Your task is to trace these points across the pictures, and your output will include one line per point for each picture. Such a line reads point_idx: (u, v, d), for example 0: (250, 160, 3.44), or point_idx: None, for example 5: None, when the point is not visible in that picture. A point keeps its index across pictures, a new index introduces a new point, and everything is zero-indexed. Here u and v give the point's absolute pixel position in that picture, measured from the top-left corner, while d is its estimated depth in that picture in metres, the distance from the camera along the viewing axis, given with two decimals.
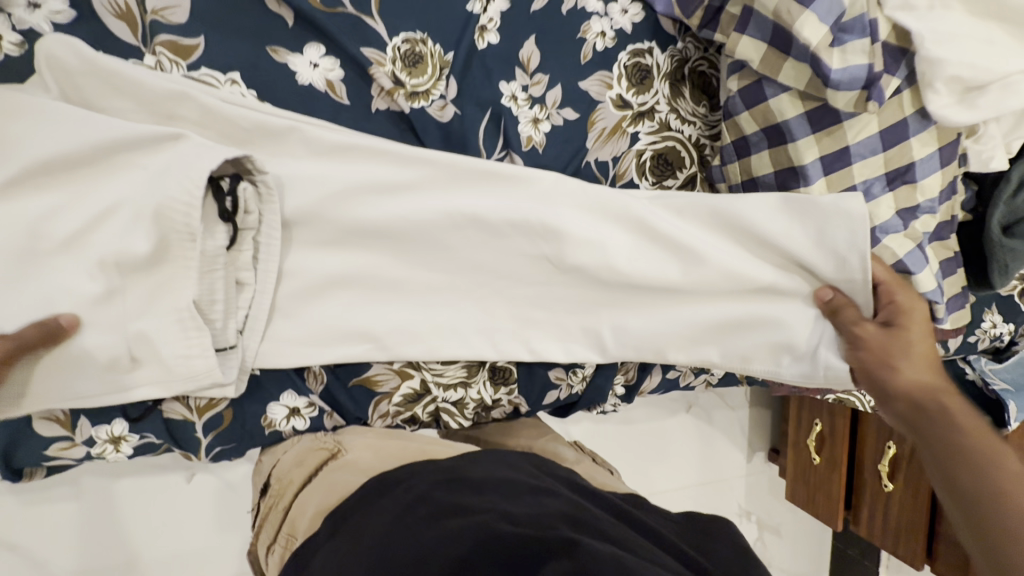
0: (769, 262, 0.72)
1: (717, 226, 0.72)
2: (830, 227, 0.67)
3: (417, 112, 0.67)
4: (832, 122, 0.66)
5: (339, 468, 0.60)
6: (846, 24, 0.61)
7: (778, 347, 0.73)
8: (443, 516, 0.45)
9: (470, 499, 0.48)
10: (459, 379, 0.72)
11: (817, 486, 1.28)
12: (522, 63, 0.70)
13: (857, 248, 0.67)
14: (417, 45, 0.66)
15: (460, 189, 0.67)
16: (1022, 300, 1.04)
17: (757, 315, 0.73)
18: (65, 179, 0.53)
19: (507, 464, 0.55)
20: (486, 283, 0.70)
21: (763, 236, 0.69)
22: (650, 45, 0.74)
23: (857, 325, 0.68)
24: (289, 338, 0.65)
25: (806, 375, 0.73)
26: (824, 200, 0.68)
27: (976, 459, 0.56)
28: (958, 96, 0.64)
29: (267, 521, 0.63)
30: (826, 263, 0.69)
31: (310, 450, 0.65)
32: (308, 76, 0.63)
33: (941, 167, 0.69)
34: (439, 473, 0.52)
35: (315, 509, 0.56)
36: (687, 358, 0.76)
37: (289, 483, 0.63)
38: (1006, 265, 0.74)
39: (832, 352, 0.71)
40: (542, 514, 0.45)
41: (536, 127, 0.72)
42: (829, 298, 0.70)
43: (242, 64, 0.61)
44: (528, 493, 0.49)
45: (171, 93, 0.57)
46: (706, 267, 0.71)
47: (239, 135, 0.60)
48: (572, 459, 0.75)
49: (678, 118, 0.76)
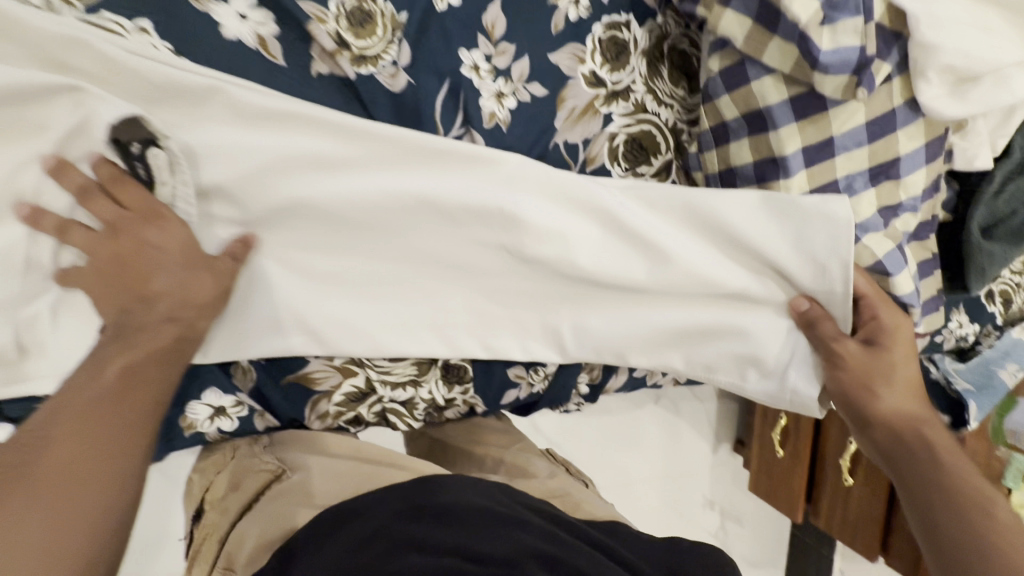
0: (744, 266, 0.68)
1: (692, 225, 0.67)
2: (809, 231, 0.64)
3: (364, 80, 0.60)
4: (817, 110, 0.62)
5: (281, 497, 0.58)
6: (838, 1, 0.57)
7: (744, 359, 0.70)
8: (404, 551, 0.44)
9: (434, 531, 0.47)
10: (409, 377, 0.66)
11: (780, 478, 1.29)
12: (485, 30, 0.63)
13: (838, 255, 0.64)
14: (364, 2, 0.58)
15: (411, 168, 0.59)
16: (987, 301, 1.04)
17: (728, 325, 0.69)
18: None
19: (478, 491, 0.53)
20: (438, 274, 0.64)
21: (739, 239, 0.65)
22: (627, 18, 0.68)
23: (836, 342, 0.66)
24: (214, 331, 0.58)
25: (772, 394, 0.71)
26: (805, 201, 0.63)
27: (954, 492, 0.62)
28: (950, 88, 0.61)
29: (203, 550, 0.61)
30: (804, 271, 0.66)
31: (249, 471, 0.63)
32: (236, 30, 0.55)
33: (926, 163, 0.65)
34: (404, 499, 0.51)
35: (256, 541, 0.55)
36: (648, 363, 0.72)
37: (226, 510, 0.62)
38: (983, 269, 0.72)
39: (800, 374, 0.70)
40: (512, 554, 0.45)
41: (500, 103, 0.65)
42: (805, 309, 0.67)
43: (154, 10, 0.52)
44: (495, 524, 0.48)
45: (63, 38, 0.48)
46: (676, 270, 0.66)
47: (151, 93, 0.51)
48: (545, 472, 0.73)
49: (655, 100, 0.70)
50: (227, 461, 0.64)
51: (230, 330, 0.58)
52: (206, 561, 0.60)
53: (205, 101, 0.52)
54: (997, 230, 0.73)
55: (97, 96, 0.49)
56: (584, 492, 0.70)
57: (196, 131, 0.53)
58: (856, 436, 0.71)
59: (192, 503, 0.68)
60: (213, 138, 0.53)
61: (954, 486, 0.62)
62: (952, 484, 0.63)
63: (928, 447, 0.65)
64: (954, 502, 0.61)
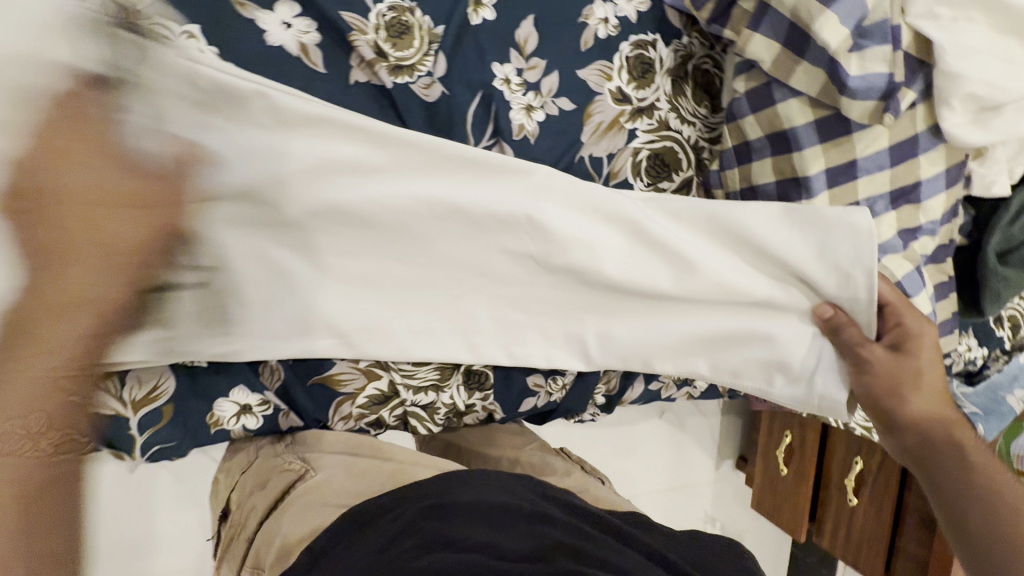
0: (765, 272, 0.69)
1: (712, 235, 0.68)
2: (831, 238, 0.65)
3: (400, 89, 0.61)
4: (841, 133, 0.64)
5: (312, 494, 0.57)
6: (866, 29, 0.59)
7: (770, 365, 0.71)
8: (430, 549, 0.43)
9: (460, 529, 0.46)
10: (431, 382, 0.67)
11: (783, 496, 1.28)
12: (518, 45, 0.65)
13: (862, 264, 0.65)
14: (403, 14, 0.60)
15: (442, 176, 0.61)
16: (995, 326, 1.05)
17: (752, 332, 0.70)
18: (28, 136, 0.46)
19: (500, 488, 0.53)
20: (465, 280, 0.65)
21: (762, 246, 0.66)
22: (654, 38, 0.70)
23: (864, 347, 0.66)
24: (237, 332, 0.58)
25: (799, 400, 0.71)
26: (829, 212, 0.65)
27: (981, 491, 0.61)
28: (973, 115, 0.62)
29: (229, 551, 0.59)
30: (828, 280, 0.67)
31: (275, 471, 0.61)
32: (279, 37, 0.57)
33: (946, 187, 0.67)
34: (426, 499, 0.50)
35: (286, 538, 0.52)
36: (673, 369, 0.72)
37: (252, 509, 0.60)
38: (999, 293, 0.73)
39: (827, 379, 0.70)
40: (541, 549, 0.44)
41: (529, 115, 0.66)
42: (829, 316, 0.67)
43: (201, 15, 0.54)
44: (522, 521, 0.48)
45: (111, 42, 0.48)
46: (703, 280, 0.67)
47: (191, 96, 0.52)
48: (562, 471, 0.73)
49: (678, 118, 0.72)
50: (251, 461, 0.64)
51: (255, 332, 0.59)
52: (233, 561, 0.58)
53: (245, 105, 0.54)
54: (1013, 256, 0.74)
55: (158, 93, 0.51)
56: (604, 489, 0.70)
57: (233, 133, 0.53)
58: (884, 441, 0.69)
59: (217, 506, 0.68)
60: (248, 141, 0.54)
61: (982, 485, 0.61)
62: (980, 486, 0.61)
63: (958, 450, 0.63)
64: (986, 501, 0.61)
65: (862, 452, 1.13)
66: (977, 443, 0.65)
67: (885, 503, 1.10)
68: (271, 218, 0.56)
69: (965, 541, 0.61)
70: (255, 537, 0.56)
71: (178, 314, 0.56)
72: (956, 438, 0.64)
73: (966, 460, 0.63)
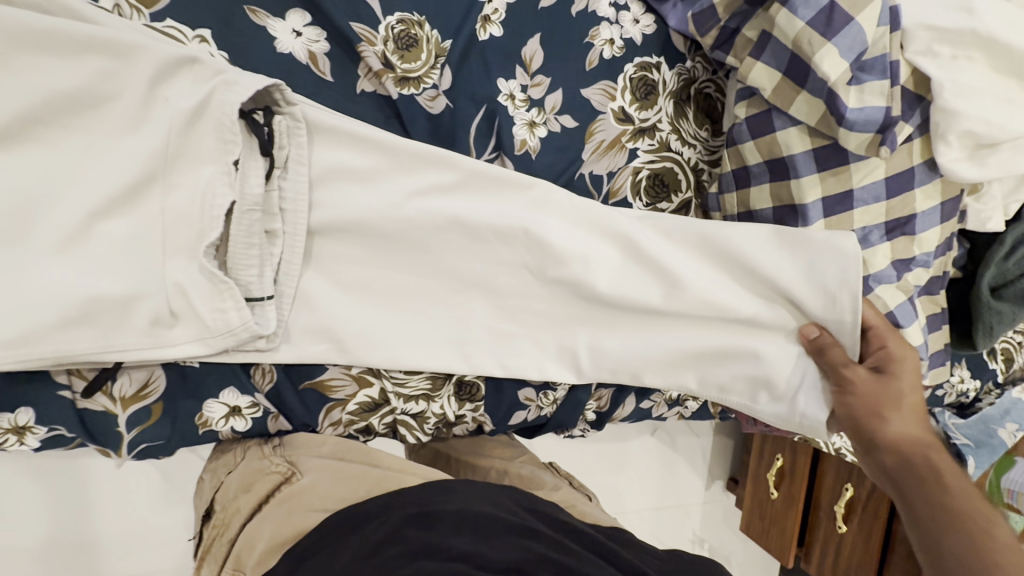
0: (754, 292, 0.69)
1: (706, 256, 0.69)
2: (819, 262, 0.65)
3: (406, 100, 0.62)
4: (839, 163, 0.64)
5: (294, 500, 0.55)
6: (866, 63, 0.60)
7: (755, 381, 0.70)
8: (414, 559, 0.43)
9: (441, 535, 0.46)
10: (422, 391, 0.67)
11: (772, 519, 1.28)
12: (524, 61, 0.66)
13: (847, 287, 0.65)
14: (412, 27, 0.61)
15: (442, 188, 0.62)
16: (990, 359, 1.05)
17: (740, 348, 0.70)
18: (56, 132, 0.49)
19: (485, 495, 0.52)
20: (460, 290, 0.65)
21: (750, 266, 0.67)
22: (658, 60, 0.71)
23: (847, 367, 0.65)
24: (198, 336, 0.52)
25: (782, 417, 0.70)
26: (818, 235, 0.65)
27: (960, 519, 0.54)
28: (970, 152, 0.63)
29: (209, 554, 0.57)
30: (815, 300, 0.67)
31: (259, 473, 0.60)
32: (289, 44, 0.58)
33: (940, 222, 0.68)
34: (410, 505, 0.49)
35: (268, 541, 0.51)
36: (664, 383, 0.72)
37: (235, 511, 0.58)
38: (991, 327, 0.74)
39: (810, 399, 0.68)
40: (521, 558, 0.44)
41: (531, 131, 0.67)
42: (814, 336, 0.67)
43: (214, 21, 0.55)
44: (506, 528, 0.48)
45: (121, 36, 0.49)
46: (691, 295, 0.67)
47: (189, 93, 0.51)
48: (551, 486, 0.71)
49: (679, 139, 0.73)
50: (238, 461, 0.63)
51: (223, 344, 0.53)
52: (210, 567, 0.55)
53: (248, 112, 0.54)
54: (1006, 291, 0.74)
55: (167, 90, 0.51)
56: (590, 506, 0.68)
57: (219, 132, 0.51)
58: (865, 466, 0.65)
59: (201, 506, 0.67)
60: (248, 145, 0.54)
61: (958, 511, 0.55)
62: (961, 514, 0.54)
63: (937, 476, 0.58)
64: (958, 528, 0.53)
65: (853, 480, 1.12)
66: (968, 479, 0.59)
67: (873, 531, 1.09)
68: (255, 220, 0.54)
69: None
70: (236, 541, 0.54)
71: (130, 316, 0.51)
72: (939, 466, 0.59)
73: (944, 486, 0.57)
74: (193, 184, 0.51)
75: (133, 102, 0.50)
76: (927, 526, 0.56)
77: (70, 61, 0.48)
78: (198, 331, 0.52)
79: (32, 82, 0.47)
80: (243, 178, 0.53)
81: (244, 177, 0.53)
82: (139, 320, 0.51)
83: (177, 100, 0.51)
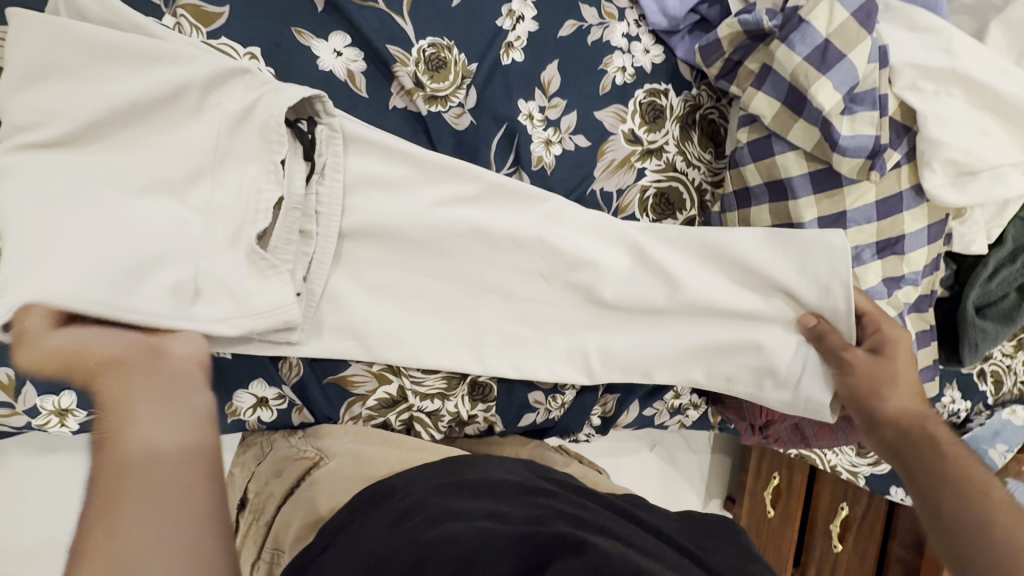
0: (753, 289, 0.73)
1: (704, 258, 0.73)
2: (810, 255, 0.69)
3: (434, 116, 0.67)
4: (832, 185, 0.69)
5: (322, 483, 0.60)
6: (857, 95, 0.65)
7: (760, 370, 0.73)
8: (440, 521, 0.46)
9: (467, 503, 0.49)
10: (437, 390, 0.70)
11: (768, 538, 1.27)
12: (543, 85, 0.71)
13: (839, 276, 0.69)
14: (442, 51, 0.66)
15: (465, 199, 0.66)
16: (981, 381, 1.08)
17: (743, 341, 0.73)
18: (112, 134, 0.53)
19: (503, 470, 0.56)
20: (478, 294, 0.69)
21: (751, 267, 0.71)
22: (665, 87, 0.76)
23: (846, 350, 0.69)
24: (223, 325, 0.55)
25: (787, 402, 0.73)
26: (807, 231, 0.70)
27: (954, 478, 0.60)
28: (953, 179, 0.68)
29: (248, 536, 0.61)
30: (810, 291, 0.71)
31: (288, 459, 0.64)
32: (330, 63, 0.63)
33: (928, 243, 0.73)
34: (437, 480, 0.53)
35: (303, 520, 0.55)
36: (676, 378, 0.75)
37: (269, 496, 0.62)
38: (976, 343, 0.78)
39: (813, 382, 0.72)
40: (541, 514, 0.47)
41: (548, 148, 0.72)
42: (812, 325, 0.71)
43: (263, 41, 0.60)
44: (526, 495, 0.51)
45: (181, 49, 0.54)
46: (693, 296, 0.71)
47: (239, 98, 0.56)
48: (562, 462, 0.75)
49: (684, 161, 0.78)
50: (266, 452, 0.66)
51: (251, 325, 0.55)
52: (252, 546, 0.60)
53: (292, 121, 0.59)
54: (990, 311, 0.80)
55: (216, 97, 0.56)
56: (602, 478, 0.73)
57: (265, 134, 0.56)
58: (866, 438, 0.70)
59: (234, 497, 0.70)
60: (293, 150, 0.60)
61: (953, 474, 0.61)
62: (955, 473, 0.61)
63: (932, 443, 0.64)
64: (952, 486, 0.60)
65: (849, 498, 1.17)
66: (961, 445, 0.65)
67: (869, 551, 1.15)
68: (295, 218, 0.58)
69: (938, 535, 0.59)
70: (274, 522, 0.59)
71: (149, 285, 0.51)
72: (933, 435, 0.65)
73: (939, 454, 0.63)
74: (240, 181, 0.56)
75: (185, 108, 0.55)
76: (923, 484, 0.62)
77: (129, 70, 0.53)
78: (229, 310, 0.55)
79: (101, 88, 0.52)
80: (288, 177, 0.58)
81: (289, 176, 0.58)
82: (162, 292, 0.51)
83: (226, 107, 0.56)
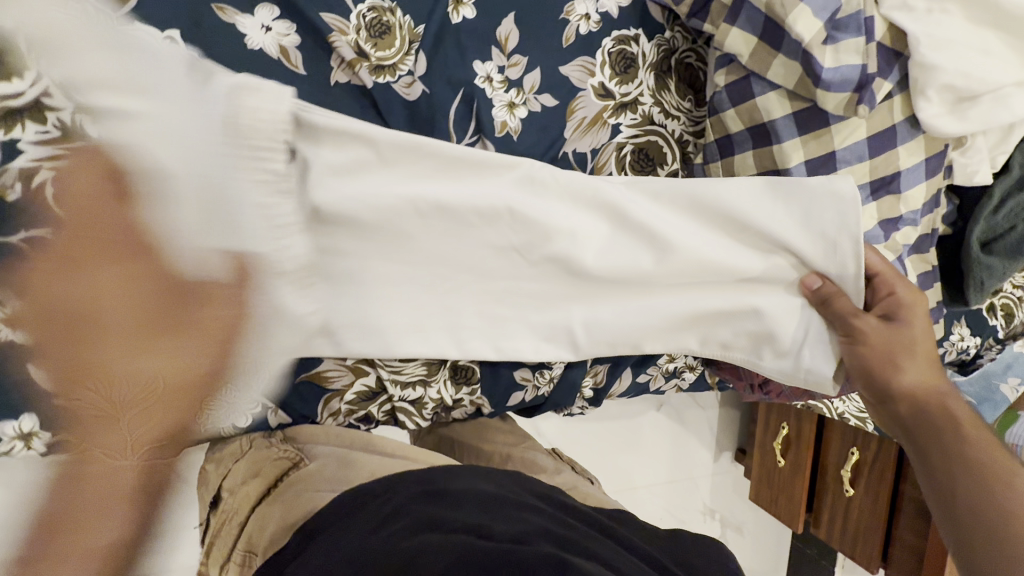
0: (755, 249, 0.69)
1: (693, 213, 0.68)
2: (815, 208, 0.65)
3: (382, 88, 0.62)
4: (820, 125, 0.64)
5: (302, 483, 0.58)
6: (840, 21, 0.59)
7: (758, 337, 0.71)
8: (418, 531, 0.44)
9: (447, 512, 0.47)
10: (418, 377, 0.68)
11: (780, 486, 1.27)
12: (500, 42, 0.65)
13: (847, 231, 0.64)
14: (384, 14, 0.61)
15: (425, 175, 0.61)
16: (991, 316, 1.03)
17: (741, 306, 0.70)
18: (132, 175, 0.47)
19: (487, 480, 0.53)
20: (448, 277, 0.65)
21: (748, 223, 0.66)
22: (636, 33, 0.70)
23: (857, 317, 0.65)
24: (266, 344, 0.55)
25: (785, 372, 0.71)
26: (813, 182, 0.65)
27: (970, 460, 0.56)
28: (951, 106, 0.63)
29: (217, 539, 0.60)
30: (815, 249, 0.67)
31: (265, 459, 0.62)
32: (260, 40, 0.57)
33: (926, 179, 0.68)
34: (417, 486, 0.51)
35: (279, 523, 0.54)
36: (665, 347, 0.73)
37: (244, 496, 0.60)
38: (982, 282, 0.74)
39: (815, 352, 0.70)
40: (522, 532, 0.45)
41: (511, 112, 0.67)
42: (816, 287, 0.67)
43: (181, 21, 0.54)
44: (509, 509, 0.48)
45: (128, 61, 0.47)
46: (684, 257, 0.67)
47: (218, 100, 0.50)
48: (553, 471, 0.74)
49: (662, 111, 0.72)
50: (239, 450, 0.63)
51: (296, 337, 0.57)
52: (223, 548, 0.58)
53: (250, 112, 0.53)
54: (997, 245, 0.75)
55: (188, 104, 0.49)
56: (592, 489, 0.70)
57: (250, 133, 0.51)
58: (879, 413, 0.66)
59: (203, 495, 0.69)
60: None
61: (969, 454, 0.56)
62: (971, 453, 0.56)
63: (950, 421, 0.59)
64: (965, 474, 0.55)
65: (858, 442, 1.13)
66: (981, 422, 0.60)
67: (881, 492, 1.09)
68: None
69: (947, 518, 0.55)
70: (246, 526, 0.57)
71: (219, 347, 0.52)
72: (951, 412, 0.60)
73: (957, 433, 0.58)
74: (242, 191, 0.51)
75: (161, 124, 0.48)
76: (936, 467, 0.58)
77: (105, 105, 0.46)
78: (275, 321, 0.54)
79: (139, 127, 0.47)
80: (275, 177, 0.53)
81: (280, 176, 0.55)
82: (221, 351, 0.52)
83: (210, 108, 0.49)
